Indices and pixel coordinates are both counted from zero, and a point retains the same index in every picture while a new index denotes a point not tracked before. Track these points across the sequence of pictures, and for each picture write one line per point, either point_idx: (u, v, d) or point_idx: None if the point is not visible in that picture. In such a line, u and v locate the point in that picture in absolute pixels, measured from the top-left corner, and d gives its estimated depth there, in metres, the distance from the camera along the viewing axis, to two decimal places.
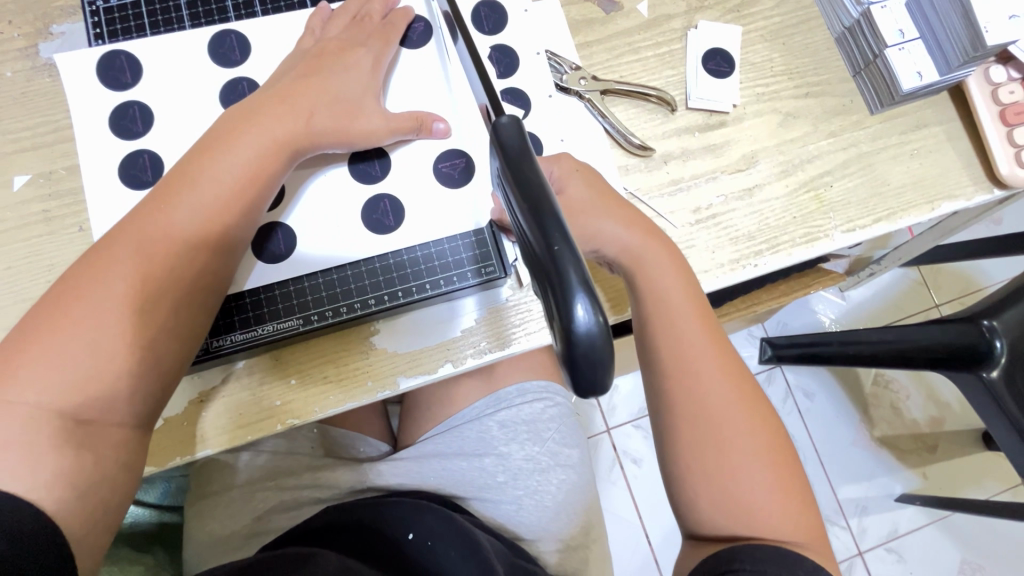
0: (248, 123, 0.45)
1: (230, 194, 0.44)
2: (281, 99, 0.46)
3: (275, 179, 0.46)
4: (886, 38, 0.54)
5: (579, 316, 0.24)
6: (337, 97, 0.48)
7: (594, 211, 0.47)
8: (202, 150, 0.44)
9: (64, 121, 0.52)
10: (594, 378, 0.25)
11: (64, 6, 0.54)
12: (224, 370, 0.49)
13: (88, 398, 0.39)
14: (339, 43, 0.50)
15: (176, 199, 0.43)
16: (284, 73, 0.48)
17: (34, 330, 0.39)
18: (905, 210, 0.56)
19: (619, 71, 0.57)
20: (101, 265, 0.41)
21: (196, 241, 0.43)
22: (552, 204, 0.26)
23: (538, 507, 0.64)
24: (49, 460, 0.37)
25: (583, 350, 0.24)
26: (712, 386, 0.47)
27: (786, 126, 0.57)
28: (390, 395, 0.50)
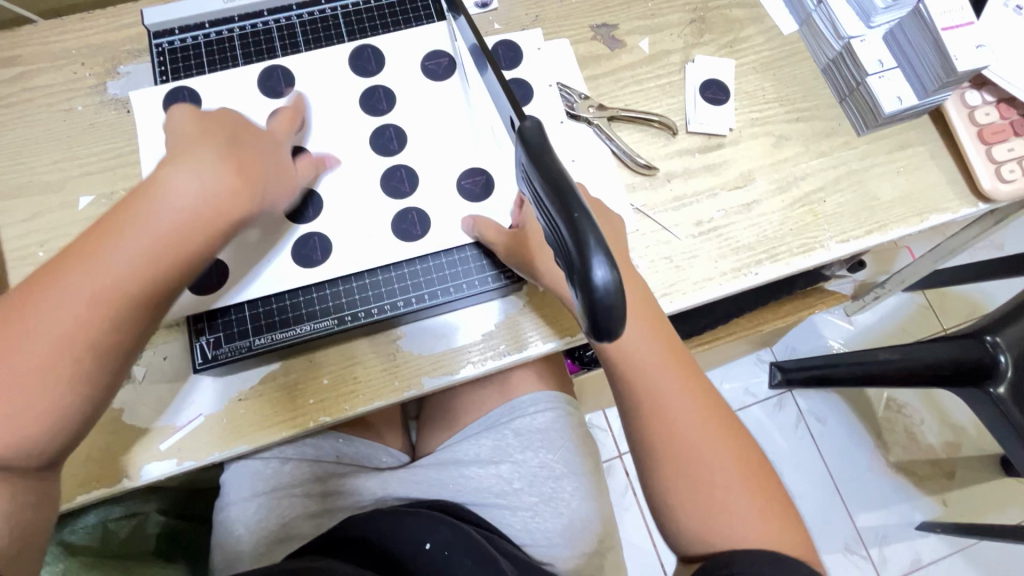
0: (161, 196, 0.40)
1: (139, 273, 0.40)
2: (195, 158, 0.41)
3: (186, 260, 0.41)
4: (867, 67, 0.60)
5: (598, 274, 0.25)
6: (267, 166, 0.46)
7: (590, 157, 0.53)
8: (133, 202, 0.40)
9: (127, 148, 0.58)
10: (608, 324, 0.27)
11: (130, 49, 0.61)
12: (262, 370, 0.53)
13: (6, 453, 0.39)
14: (257, 118, 0.48)
15: (97, 266, 0.39)
16: (203, 129, 0.43)
17: None
18: (896, 222, 0.60)
19: (624, 100, 0.63)
20: (15, 326, 0.39)
21: (112, 317, 0.40)
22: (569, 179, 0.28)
23: (553, 514, 0.66)
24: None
25: (603, 303, 0.25)
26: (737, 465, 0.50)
27: (780, 147, 0.62)
28: (415, 394, 0.53)
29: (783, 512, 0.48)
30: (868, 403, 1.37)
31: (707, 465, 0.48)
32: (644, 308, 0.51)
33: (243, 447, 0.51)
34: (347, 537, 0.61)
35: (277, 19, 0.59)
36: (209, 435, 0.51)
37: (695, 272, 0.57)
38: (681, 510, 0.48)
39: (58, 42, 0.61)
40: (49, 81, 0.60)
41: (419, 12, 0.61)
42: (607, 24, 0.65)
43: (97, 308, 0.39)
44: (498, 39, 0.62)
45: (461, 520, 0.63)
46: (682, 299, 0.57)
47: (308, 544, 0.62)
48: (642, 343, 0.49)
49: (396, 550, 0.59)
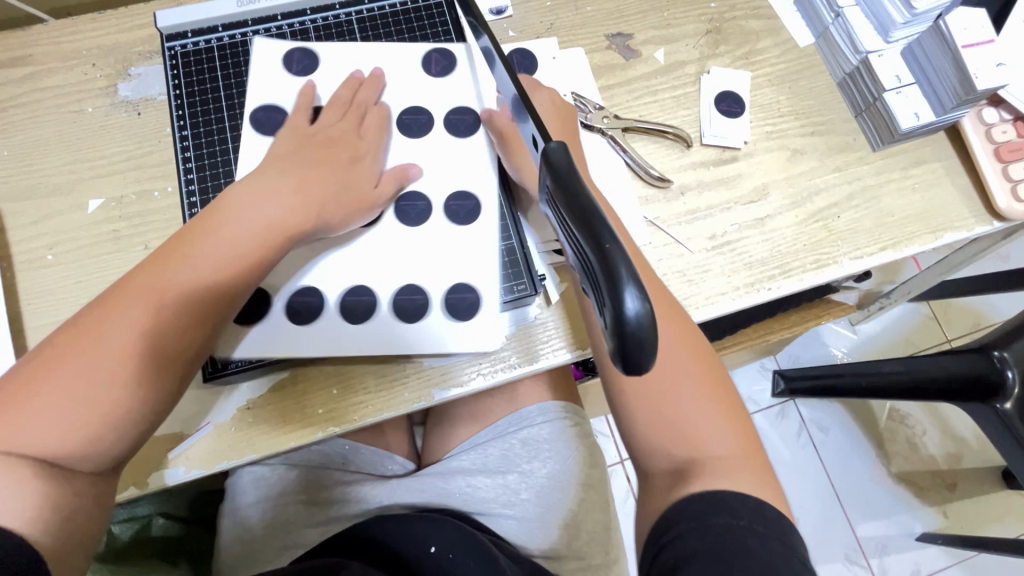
0: (255, 205, 0.49)
1: (226, 274, 0.46)
2: (290, 183, 0.50)
3: (273, 259, 0.49)
4: (884, 83, 0.59)
5: (630, 306, 0.23)
6: (347, 181, 0.52)
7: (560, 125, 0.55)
8: (210, 215, 0.48)
9: (137, 151, 0.58)
10: (640, 356, 0.23)
11: (142, 51, 0.61)
12: (273, 378, 0.52)
13: (75, 449, 0.40)
14: (339, 133, 0.54)
15: (183, 267, 0.45)
16: (291, 153, 0.52)
17: (19, 388, 0.40)
18: (910, 239, 0.60)
19: (638, 111, 0.62)
20: (107, 318, 0.43)
21: (191, 313, 0.45)
22: (594, 201, 0.27)
23: (559, 523, 0.65)
24: (29, 494, 0.38)
25: (635, 333, 0.23)
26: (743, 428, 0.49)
27: (795, 161, 0.62)
28: (425, 405, 0.53)
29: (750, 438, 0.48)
30: (871, 413, 1.36)
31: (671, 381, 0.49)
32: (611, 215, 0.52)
33: (251, 456, 0.50)
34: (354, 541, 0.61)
35: (291, 24, 0.59)
36: (216, 445, 0.51)
37: (709, 286, 0.57)
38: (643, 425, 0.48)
39: (69, 42, 0.60)
40: (60, 81, 0.59)
41: (436, 25, 0.62)
42: (623, 33, 0.65)
43: (184, 305, 0.45)
44: (513, 47, 0.62)
45: (475, 529, 0.63)
46: (695, 313, 0.56)
47: (313, 549, 0.61)
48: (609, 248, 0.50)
49: (401, 550, 0.59)
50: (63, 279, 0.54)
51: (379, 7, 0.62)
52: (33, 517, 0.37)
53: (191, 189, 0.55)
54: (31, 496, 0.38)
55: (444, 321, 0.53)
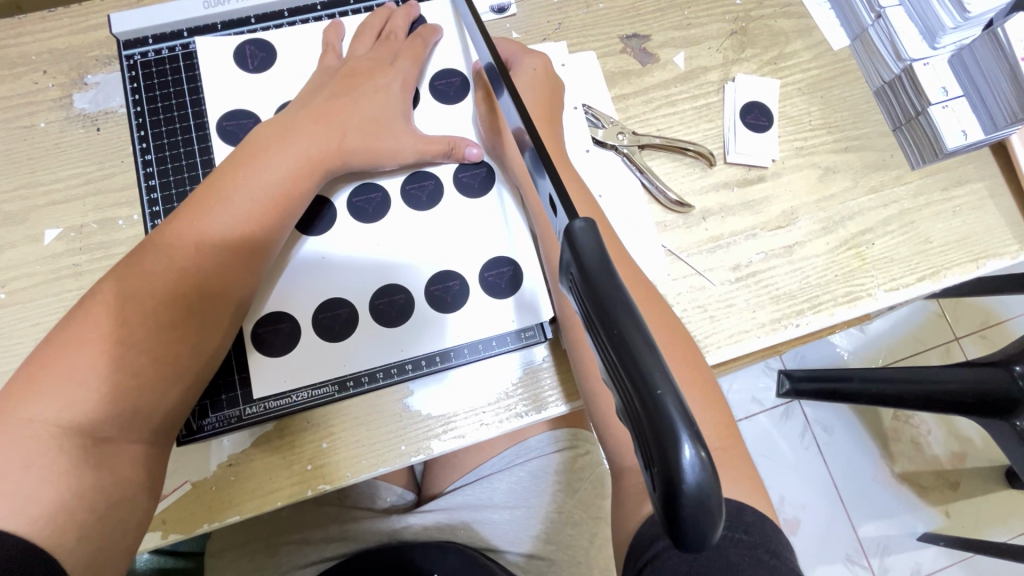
0: (284, 141, 0.45)
1: (261, 212, 0.44)
2: (313, 117, 0.46)
3: (303, 198, 0.45)
4: (929, 96, 0.54)
5: (684, 458, 0.18)
6: (368, 112, 0.48)
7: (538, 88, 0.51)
8: (240, 160, 0.44)
9: (96, 173, 0.51)
10: (701, 531, 0.19)
11: (99, 56, 0.54)
12: (256, 433, 0.47)
13: (109, 415, 0.37)
14: (367, 64, 0.50)
15: (210, 216, 0.42)
16: (311, 90, 0.49)
17: (50, 353, 0.37)
18: (950, 268, 0.55)
19: (655, 124, 0.56)
20: (136, 273, 0.40)
21: (225, 258, 0.42)
22: (631, 307, 0.22)
23: (571, 562, 0.61)
24: (68, 483, 0.35)
25: (691, 505, 0.18)
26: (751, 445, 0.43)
27: (826, 181, 0.56)
28: (423, 459, 0.48)
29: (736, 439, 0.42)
30: (878, 415, 1.34)
31: None
32: (577, 187, 0.47)
33: (234, 519, 0.46)
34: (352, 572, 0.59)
35: (265, 27, 0.52)
36: (194, 506, 0.46)
37: (731, 322, 0.52)
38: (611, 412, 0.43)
39: (15, 46, 0.53)
40: (7, 92, 0.53)
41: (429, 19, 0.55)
42: (638, 35, 0.58)
43: (218, 249, 0.42)
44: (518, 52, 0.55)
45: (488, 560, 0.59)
46: (717, 353, 0.52)
47: None
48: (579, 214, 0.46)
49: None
50: (18, 321, 0.48)
51: (367, 7, 0.55)
52: (65, 522, 0.34)
53: (154, 216, 0.49)
54: (68, 485, 0.35)
55: (417, 314, 0.48)
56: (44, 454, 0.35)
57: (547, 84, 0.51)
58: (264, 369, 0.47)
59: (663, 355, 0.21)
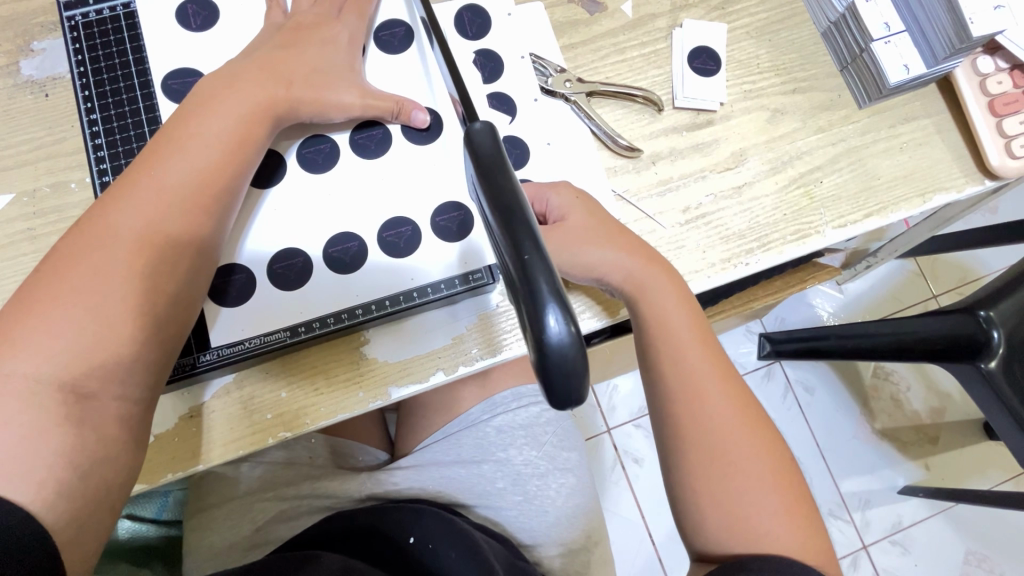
0: (230, 91, 0.45)
1: (217, 159, 0.44)
2: (258, 68, 0.46)
3: (258, 146, 0.45)
4: (872, 32, 0.54)
5: (552, 327, 0.22)
6: (313, 63, 0.48)
7: (595, 236, 0.47)
8: (192, 110, 0.45)
9: (47, 139, 0.52)
10: (568, 390, 0.23)
11: (44, 22, 0.53)
12: (214, 384, 0.48)
13: (85, 369, 0.38)
14: (313, 18, 0.50)
15: (166, 165, 0.43)
16: (257, 44, 0.48)
17: (26, 308, 0.38)
18: (897, 204, 0.56)
19: (604, 72, 0.57)
20: (99, 224, 0.41)
21: (183, 205, 0.42)
22: (523, 206, 0.25)
23: (538, 511, 0.63)
24: (50, 437, 0.36)
25: (556, 366, 0.22)
26: (721, 418, 0.46)
27: (774, 123, 0.57)
28: (381, 404, 0.49)
29: (812, 518, 0.45)
30: (857, 371, 1.34)
31: (736, 458, 0.45)
32: (693, 304, 0.48)
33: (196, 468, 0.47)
34: (320, 535, 0.58)
35: None
36: (156, 456, 0.47)
37: (682, 263, 0.53)
38: (701, 495, 0.45)
39: None
40: None
41: None
42: None
43: (174, 196, 0.42)
44: (463, 3, 0.55)
45: (456, 516, 0.60)
46: None
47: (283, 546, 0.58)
48: (671, 310, 0.47)
49: (382, 545, 0.56)
50: None
51: None
52: (45, 479, 0.35)
53: (103, 177, 0.49)
54: (48, 436, 0.36)
55: (371, 261, 0.49)
56: (29, 406, 0.36)
57: (605, 215, 0.49)
58: (218, 319, 0.47)
59: (546, 244, 0.24)
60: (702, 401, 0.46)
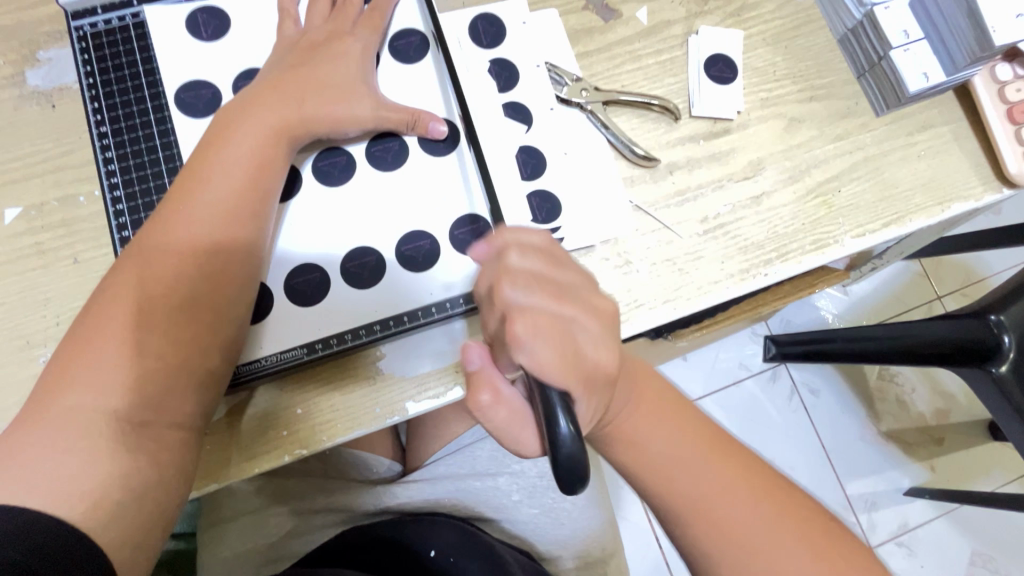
0: (251, 114, 0.44)
1: (242, 182, 0.43)
2: (274, 90, 0.45)
3: (280, 167, 0.45)
4: (891, 40, 0.54)
5: (562, 429, 0.33)
6: (326, 79, 0.47)
7: (568, 330, 0.37)
8: (219, 137, 0.44)
9: (55, 151, 0.50)
10: (574, 472, 0.32)
11: (50, 31, 0.52)
12: (230, 401, 0.47)
13: (134, 398, 0.37)
14: (324, 34, 0.49)
15: (199, 191, 0.42)
16: (271, 66, 0.48)
17: (74, 349, 0.38)
18: (915, 212, 0.56)
19: (620, 80, 0.56)
20: (141, 260, 0.40)
21: (218, 232, 0.41)
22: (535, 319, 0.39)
23: (554, 524, 0.62)
24: (101, 465, 0.36)
25: (566, 456, 0.32)
26: (714, 497, 0.44)
27: (792, 131, 0.56)
28: (398, 420, 0.48)
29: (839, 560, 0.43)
30: (863, 373, 1.34)
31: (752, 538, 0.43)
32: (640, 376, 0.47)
33: (212, 486, 0.46)
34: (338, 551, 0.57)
35: None
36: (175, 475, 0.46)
37: (701, 275, 0.53)
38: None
39: None
40: None
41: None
42: None
43: (210, 225, 0.41)
44: (477, 11, 0.54)
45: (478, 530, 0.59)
46: (688, 305, 0.52)
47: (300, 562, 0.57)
48: (630, 408, 0.45)
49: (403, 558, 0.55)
50: None
51: None
52: (87, 506, 0.35)
53: (114, 191, 0.49)
54: (100, 466, 0.36)
55: (390, 276, 0.48)
56: (85, 440, 0.36)
57: (549, 293, 0.38)
58: None
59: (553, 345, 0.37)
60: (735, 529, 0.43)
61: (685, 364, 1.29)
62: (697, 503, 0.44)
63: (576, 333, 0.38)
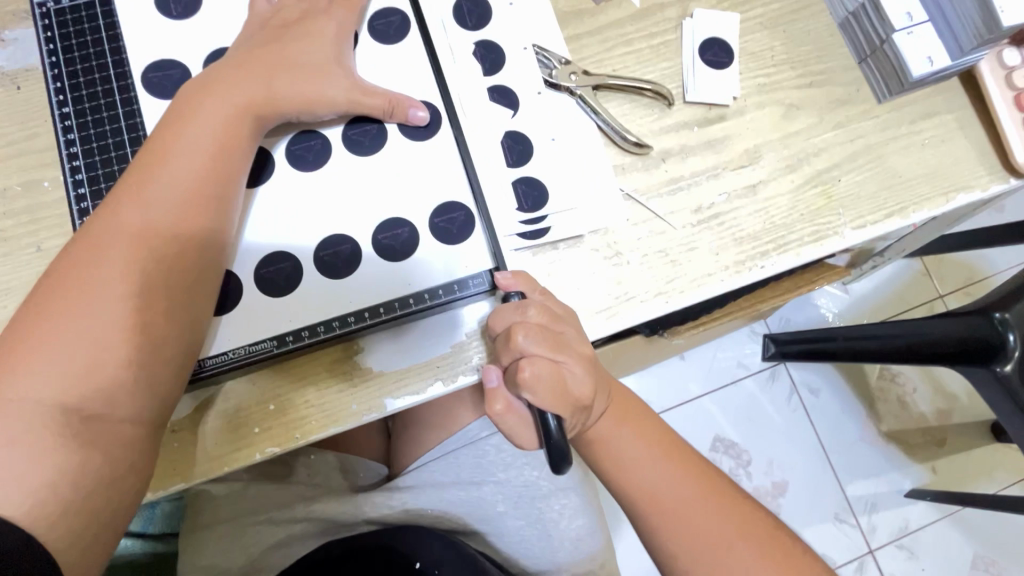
0: (216, 93, 0.42)
1: (205, 165, 0.41)
2: (242, 68, 0.43)
3: (246, 150, 0.43)
4: (894, 21, 0.51)
5: (551, 422, 0.41)
6: (299, 60, 0.45)
7: (560, 369, 0.42)
8: (181, 115, 0.41)
9: (19, 134, 0.48)
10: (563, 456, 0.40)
11: (15, 10, 0.50)
12: (198, 397, 0.45)
13: (85, 391, 0.35)
14: (298, 13, 0.46)
15: (158, 173, 0.40)
16: (240, 42, 0.45)
17: (21, 334, 0.36)
18: (918, 203, 0.53)
19: (611, 65, 0.54)
20: (95, 242, 0.38)
21: (178, 218, 0.40)
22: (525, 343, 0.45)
23: (541, 535, 0.60)
24: (51, 460, 0.34)
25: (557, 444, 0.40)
26: (684, 506, 0.46)
27: (790, 118, 0.54)
28: (376, 417, 0.46)
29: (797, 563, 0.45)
30: (863, 373, 1.31)
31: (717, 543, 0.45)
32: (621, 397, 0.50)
33: (179, 487, 0.44)
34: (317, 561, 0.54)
35: None
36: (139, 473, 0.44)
37: (694, 267, 0.51)
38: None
39: None
40: None
41: None
42: None
43: (169, 210, 0.39)
44: None
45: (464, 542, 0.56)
46: (679, 299, 0.50)
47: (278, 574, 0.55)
48: (613, 426, 0.48)
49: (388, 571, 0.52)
50: None
51: None
52: (37, 503, 0.34)
53: (77, 175, 0.46)
54: (48, 461, 0.34)
55: (366, 265, 0.46)
56: (31, 434, 0.34)
57: (548, 341, 0.42)
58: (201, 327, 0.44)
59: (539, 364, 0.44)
60: (688, 526, 0.45)
61: (682, 363, 1.26)
62: (665, 510, 0.46)
63: (565, 375, 0.43)
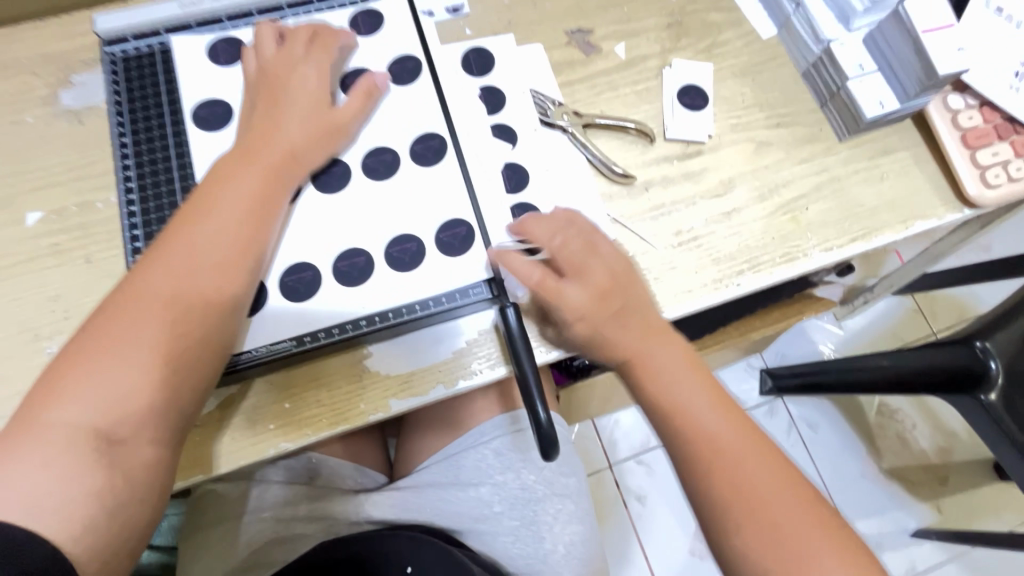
0: (246, 161, 0.48)
1: (233, 224, 0.46)
2: (261, 134, 0.49)
3: (273, 209, 0.48)
4: (847, 71, 0.58)
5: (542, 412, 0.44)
6: (302, 107, 0.51)
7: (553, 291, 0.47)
8: (217, 181, 0.47)
9: (78, 162, 0.55)
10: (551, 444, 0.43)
11: (84, 58, 0.58)
12: (222, 395, 0.49)
13: (112, 416, 0.40)
14: (278, 64, 0.52)
15: (193, 231, 0.45)
16: (252, 110, 0.51)
17: (63, 369, 0.41)
18: (881, 229, 0.59)
19: (599, 107, 0.61)
20: (133, 291, 0.43)
21: (207, 270, 0.44)
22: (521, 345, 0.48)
23: (534, 538, 0.62)
24: (77, 481, 0.38)
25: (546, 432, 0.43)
26: (747, 469, 0.46)
27: (761, 153, 0.60)
28: (382, 417, 0.50)
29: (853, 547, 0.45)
30: (860, 408, 1.32)
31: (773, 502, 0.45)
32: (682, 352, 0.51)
33: (199, 476, 0.47)
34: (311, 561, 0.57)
35: (234, 26, 0.57)
36: None
37: (676, 282, 0.55)
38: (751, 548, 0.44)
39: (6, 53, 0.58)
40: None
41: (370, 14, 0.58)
42: (582, 29, 0.63)
43: (199, 263, 0.44)
44: (469, 45, 0.60)
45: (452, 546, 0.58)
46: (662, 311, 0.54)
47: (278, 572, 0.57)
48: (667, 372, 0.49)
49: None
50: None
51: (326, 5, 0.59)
52: (63, 516, 0.38)
53: (129, 196, 0.53)
54: (75, 482, 0.38)
55: (378, 275, 0.51)
56: (62, 457, 0.38)
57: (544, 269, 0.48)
58: None
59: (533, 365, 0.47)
60: (747, 483, 0.46)
61: None
62: (726, 468, 0.46)
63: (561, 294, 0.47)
